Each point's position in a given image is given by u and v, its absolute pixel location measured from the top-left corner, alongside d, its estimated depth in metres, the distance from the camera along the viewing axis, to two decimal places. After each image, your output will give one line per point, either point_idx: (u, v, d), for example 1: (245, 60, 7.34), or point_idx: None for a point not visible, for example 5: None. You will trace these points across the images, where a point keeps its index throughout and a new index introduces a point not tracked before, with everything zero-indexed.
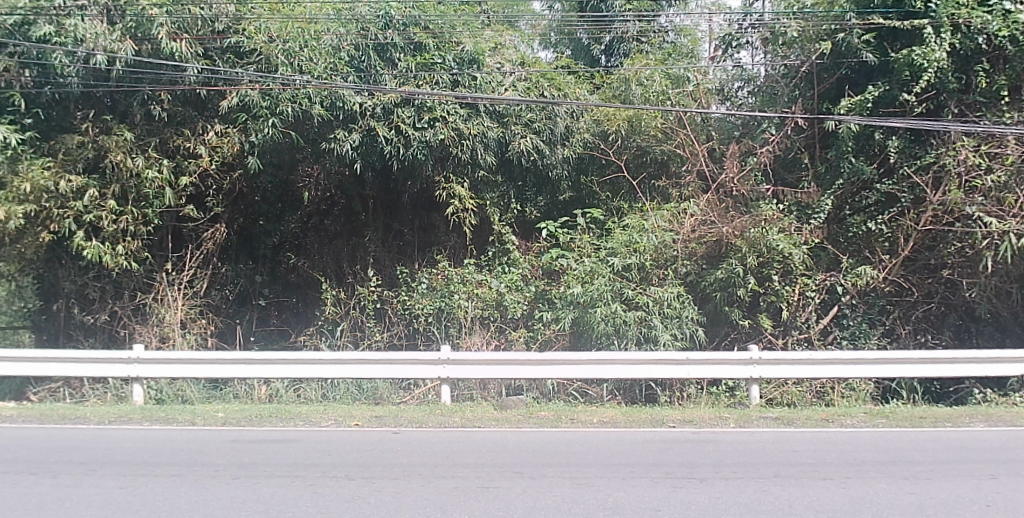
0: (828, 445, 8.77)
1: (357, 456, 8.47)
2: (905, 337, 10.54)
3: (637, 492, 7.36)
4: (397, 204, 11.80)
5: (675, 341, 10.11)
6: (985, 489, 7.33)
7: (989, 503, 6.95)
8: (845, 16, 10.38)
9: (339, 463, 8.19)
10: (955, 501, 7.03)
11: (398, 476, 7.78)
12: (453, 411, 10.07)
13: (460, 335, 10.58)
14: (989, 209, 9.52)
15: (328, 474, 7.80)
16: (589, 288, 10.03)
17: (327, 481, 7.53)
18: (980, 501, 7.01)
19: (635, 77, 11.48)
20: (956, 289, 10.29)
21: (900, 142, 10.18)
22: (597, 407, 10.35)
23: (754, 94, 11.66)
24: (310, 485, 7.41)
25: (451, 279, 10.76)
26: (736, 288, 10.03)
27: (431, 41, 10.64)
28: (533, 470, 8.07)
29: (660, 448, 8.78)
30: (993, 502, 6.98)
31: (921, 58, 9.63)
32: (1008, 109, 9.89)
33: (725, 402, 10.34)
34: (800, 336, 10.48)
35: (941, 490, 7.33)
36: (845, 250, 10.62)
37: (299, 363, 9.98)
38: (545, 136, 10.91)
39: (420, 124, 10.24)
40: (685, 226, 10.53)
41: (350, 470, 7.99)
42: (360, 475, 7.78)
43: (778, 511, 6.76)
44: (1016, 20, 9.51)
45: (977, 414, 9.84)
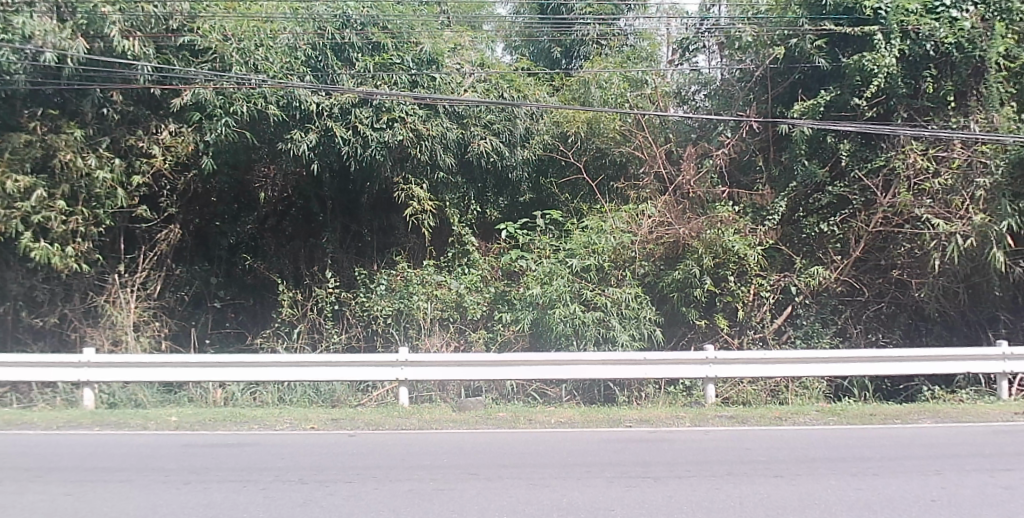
0: (780, 443, 8.94)
1: (312, 459, 8.43)
2: (856, 336, 10.65)
3: (592, 491, 7.41)
4: (355, 204, 11.73)
5: (633, 341, 10.16)
6: (931, 484, 7.52)
7: (934, 498, 7.11)
8: (798, 22, 10.62)
9: (294, 467, 8.09)
10: (901, 497, 7.19)
11: (353, 479, 7.71)
12: (411, 412, 10.03)
13: (419, 336, 10.52)
14: (937, 211, 9.80)
15: (282, 477, 7.71)
16: (548, 289, 10.07)
17: (280, 485, 7.44)
18: (926, 496, 7.18)
19: (594, 79, 11.45)
20: (905, 290, 10.48)
21: (851, 145, 10.45)
22: (556, 407, 10.39)
23: (710, 97, 11.75)
24: (263, 489, 7.31)
25: (411, 280, 10.71)
26: (693, 289, 10.16)
27: (390, 42, 10.58)
28: (489, 471, 8.10)
29: (616, 448, 8.87)
30: (938, 497, 7.15)
31: (871, 63, 9.87)
32: (955, 114, 10.20)
33: (681, 401, 10.42)
34: (755, 336, 10.52)
35: (888, 486, 7.50)
36: (799, 251, 10.80)
37: (255, 367, 9.86)
38: (504, 137, 10.94)
39: (378, 124, 10.18)
40: (643, 227, 10.61)
41: (304, 473, 7.90)
42: (314, 479, 7.71)
43: (730, 509, 6.84)
44: (963, 28, 9.82)
45: (926, 411, 10.08)
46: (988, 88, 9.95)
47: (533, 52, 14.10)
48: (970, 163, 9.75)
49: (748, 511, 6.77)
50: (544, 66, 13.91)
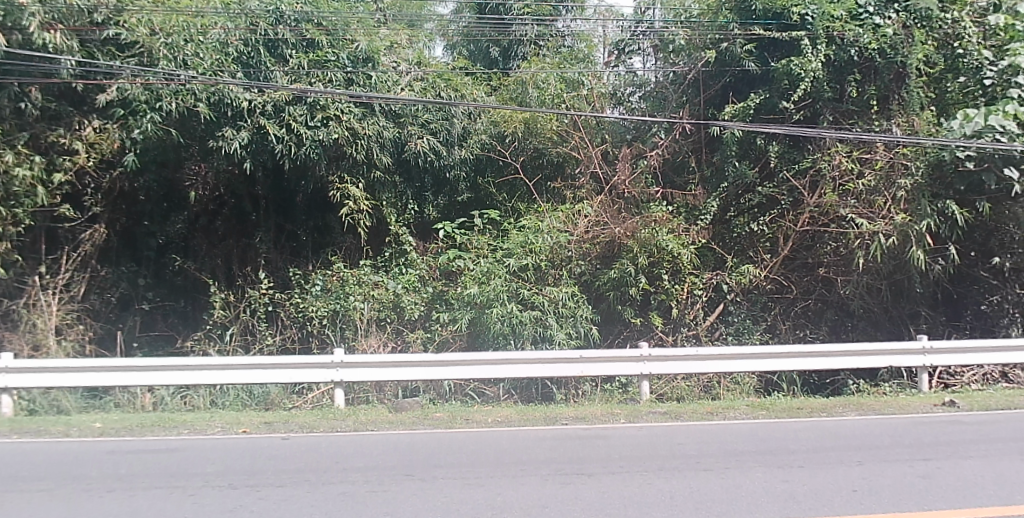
0: (711, 437, 9.16)
1: (243, 463, 8.26)
2: (784, 332, 10.93)
3: (527, 489, 7.44)
4: (289, 204, 11.53)
5: (570, 340, 10.24)
6: (853, 475, 7.80)
7: (856, 488, 7.37)
8: (728, 26, 10.88)
9: (224, 472, 7.91)
10: (826, 487, 7.43)
11: (285, 483, 7.57)
12: (347, 414, 9.93)
13: (356, 338, 10.37)
14: (860, 211, 10.17)
15: (211, 483, 7.52)
16: (485, 288, 10.08)
17: (210, 491, 7.27)
18: (849, 486, 7.43)
19: (531, 79, 11.42)
20: (831, 287, 10.78)
21: (779, 147, 10.73)
22: (493, 407, 10.38)
23: (644, 99, 11.90)
24: (192, 495, 7.13)
25: (347, 281, 10.62)
26: (628, 287, 10.33)
27: (324, 38, 10.49)
28: (425, 471, 8.06)
29: (552, 445, 8.95)
30: (860, 487, 7.41)
31: (800, 68, 10.16)
32: (878, 117, 10.55)
33: (618, 397, 10.54)
34: (688, 333, 10.68)
35: (813, 477, 7.74)
36: (730, 250, 10.99)
37: (186, 370, 9.65)
38: (441, 137, 10.94)
39: (313, 122, 10.03)
40: (579, 226, 10.75)
41: (234, 478, 7.73)
42: (245, 483, 7.55)
43: (661, 504, 6.96)
44: (885, 34, 10.14)
45: (850, 403, 10.43)
46: (909, 92, 10.34)
47: (470, 52, 13.76)
48: (892, 165, 10.16)
49: (680, 506, 6.89)
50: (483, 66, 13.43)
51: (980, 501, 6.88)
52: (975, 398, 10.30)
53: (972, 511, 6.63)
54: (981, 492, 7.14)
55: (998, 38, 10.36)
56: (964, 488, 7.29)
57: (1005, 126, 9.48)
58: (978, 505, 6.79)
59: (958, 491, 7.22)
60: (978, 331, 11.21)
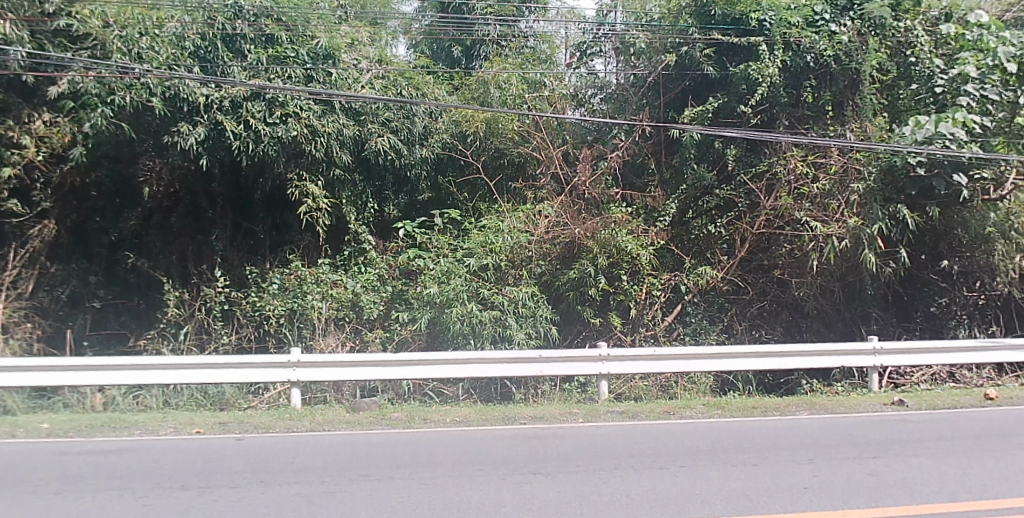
0: (667, 436, 9.27)
1: (196, 465, 8.11)
2: (740, 333, 11.08)
3: (484, 489, 7.44)
4: (247, 201, 11.35)
5: (529, 340, 10.27)
6: (804, 473, 7.95)
7: (807, 486, 7.52)
8: (688, 30, 11.05)
9: (176, 473, 7.77)
10: (777, 485, 7.56)
11: (238, 485, 7.47)
12: (303, 414, 9.83)
13: (314, 337, 10.31)
14: (816, 215, 10.32)
15: (162, 485, 7.38)
16: (445, 288, 10.06)
17: (160, 493, 7.13)
18: (800, 484, 7.57)
19: (493, 80, 11.42)
20: (786, 289, 10.95)
21: (737, 151, 10.82)
22: (452, 407, 10.36)
23: (605, 101, 11.99)
24: (142, 497, 7.00)
25: (304, 279, 10.53)
26: (587, 288, 10.40)
27: (284, 34, 10.38)
28: (381, 472, 8.01)
29: (509, 445, 8.97)
30: (810, 485, 7.56)
31: (757, 73, 10.33)
32: (833, 123, 10.66)
33: (576, 397, 10.60)
34: (646, 333, 10.80)
35: (764, 475, 7.88)
36: (689, 251, 11.11)
37: (139, 370, 9.46)
38: (402, 135, 10.92)
39: (271, 119, 9.90)
40: (540, 227, 10.80)
41: (186, 480, 7.60)
42: (197, 485, 7.43)
43: (616, 502, 7.02)
44: (840, 41, 10.30)
45: (803, 403, 10.63)
46: (862, 99, 10.54)
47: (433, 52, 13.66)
48: (846, 170, 10.36)
49: (634, 504, 6.96)
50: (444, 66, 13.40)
51: (925, 498, 7.06)
52: (923, 398, 10.58)
53: (917, 507, 6.80)
54: (927, 490, 7.33)
55: (948, 47, 10.67)
56: (911, 486, 7.47)
57: (954, 133, 9.72)
58: (922, 502, 6.97)
59: (904, 488, 7.40)
60: (928, 332, 11.49)
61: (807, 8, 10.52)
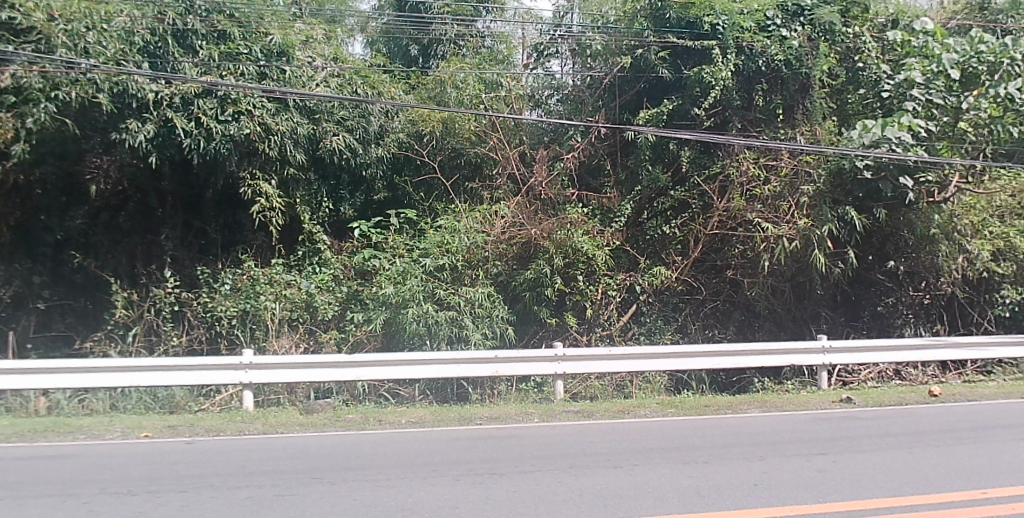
0: (621, 435, 9.36)
1: (144, 469, 7.94)
2: (695, 332, 11.23)
3: (438, 490, 7.42)
4: (198, 200, 11.12)
5: (486, 340, 10.28)
6: (754, 470, 8.09)
7: (756, 483, 7.65)
8: (643, 33, 11.14)
9: (122, 478, 7.61)
10: (728, 482, 7.68)
11: (187, 489, 7.34)
12: (255, 417, 9.72)
13: (266, 339, 10.18)
14: (766, 216, 10.50)
15: (107, 490, 7.22)
16: (401, 288, 10.00)
17: (105, 498, 6.97)
18: (750, 481, 7.70)
19: (450, 79, 11.33)
20: (738, 289, 11.14)
21: (691, 153, 10.98)
22: (407, 408, 10.33)
23: (562, 102, 12.07)
24: (85, 503, 6.83)
25: (258, 279, 10.42)
26: (544, 288, 10.45)
27: (236, 30, 10.24)
28: (334, 474, 7.94)
29: (464, 446, 8.96)
30: (760, 481, 7.69)
31: (710, 76, 10.50)
32: (784, 125, 10.90)
33: (532, 397, 10.64)
34: (602, 333, 10.88)
35: (716, 473, 7.99)
36: (644, 251, 11.26)
37: (86, 372, 9.23)
38: (358, 134, 10.91)
39: (223, 116, 9.71)
40: (496, 227, 10.81)
41: (134, 484, 7.43)
42: (144, 489, 7.28)
43: (569, 501, 7.06)
44: (791, 46, 10.45)
45: (755, 401, 10.83)
46: (812, 103, 10.76)
47: (389, 51, 13.44)
48: (796, 172, 10.57)
49: (589, 503, 7.00)
50: (400, 64, 13.12)
51: (870, 493, 7.23)
52: (870, 395, 10.84)
53: (864, 502, 6.96)
54: (872, 485, 7.51)
55: (894, 52, 10.90)
56: (857, 481, 7.65)
57: (899, 137, 9.90)
58: (869, 497, 7.13)
59: (852, 484, 7.57)
60: (875, 331, 11.82)
61: (759, 13, 10.72)
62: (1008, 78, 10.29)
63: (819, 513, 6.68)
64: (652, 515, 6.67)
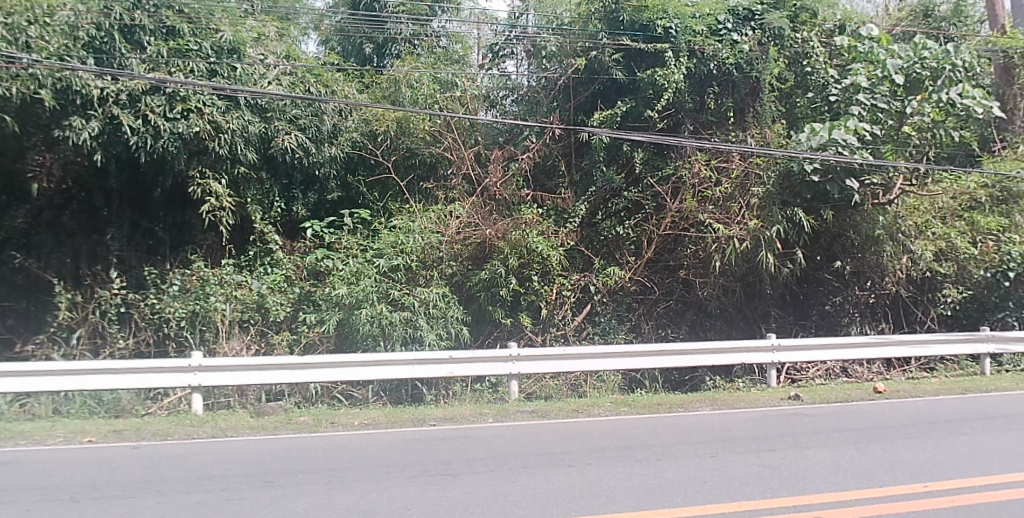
0: (575, 434, 9.42)
1: (87, 475, 7.72)
2: (648, 332, 11.37)
3: (391, 492, 7.38)
4: (146, 199, 10.89)
5: (440, 341, 10.25)
6: (704, 467, 8.20)
7: (707, 479, 7.74)
8: (597, 35, 11.29)
9: (65, 485, 7.40)
10: (679, 480, 7.76)
11: (132, 494, 7.17)
12: (204, 420, 9.56)
13: (217, 341, 9.99)
14: (717, 217, 10.67)
15: (49, 497, 7.03)
16: (355, 289, 9.94)
17: (46, 506, 6.78)
18: (701, 478, 7.79)
19: (404, 78, 11.28)
20: (691, 288, 11.30)
21: (644, 154, 11.22)
22: (360, 409, 10.27)
23: (517, 103, 12.16)
24: (25, 511, 6.63)
25: (207, 280, 10.23)
26: (499, 288, 10.48)
27: (186, 26, 10.05)
28: (285, 477, 7.84)
29: (418, 447, 8.92)
30: (710, 478, 7.79)
31: (662, 79, 10.62)
32: (734, 128, 11.11)
33: (487, 397, 10.67)
34: (557, 333, 10.94)
35: (667, 470, 8.08)
36: (598, 251, 11.37)
37: (28, 376, 8.97)
38: (310, 133, 10.74)
39: (171, 114, 9.53)
40: (451, 228, 10.81)
41: (77, 491, 7.24)
42: (88, 496, 7.11)
43: (522, 500, 7.08)
44: (742, 50, 10.69)
45: (706, 399, 11.01)
46: (762, 106, 10.98)
47: (344, 48, 13.22)
48: (746, 174, 10.77)
49: (542, 502, 7.01)
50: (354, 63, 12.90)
51: (818, 488, 7.37)
52: (817, 392, 11.11)
53: (811, 497, 7.09)
54: (819, 479, 7.66)
55: (841, 58, 11.18)
56: (805, 475, 7.80)
57: (846, 140, 10.09)
58: (816, 491, 7.27)
59: (799, 478, 7.72)
60: (823, 329, 12.10)
61: (711, 17, 10.92)
62: (950, 84, 10.54)
63: (767, 508, 6.79)
64: (604, 513, 6.71)
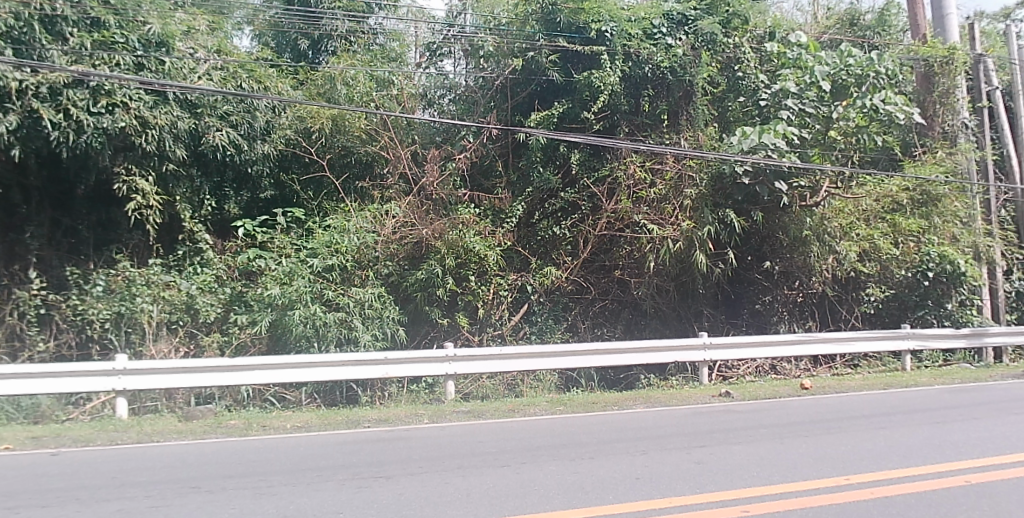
0: (511, 434, 9.47)
1: (2, 485, 7.39)
2: (584, 331, 11.54)
3: (322, 495, 7.28)
4: (68, 196, 10.52)
5: (376, 342, 10.17)
6: (636, 464, 8.33)
7: (639, 476, 7.85)
8: (535, 36, 11.32)
9: None
10: (611, 477, 7.85)
11: (49, 503, 6.91)
12: (129, 425, 9.29)
13: (143, 343, 9.78)
14: (652, 217, 10.86)
15: None
16: (287, 289, 9.71)
17: None
18: (632, 475, 7.90)
19: (340, 76, 11.21)
20: (625, 288, 11.49)
21: (580, 155, 11.29)
22: (293, 412, 10.15)
23: (454, 102, 12.19)
24: None
25: (133, 281, 9.97)
26: (435, 288, 10.46)
27: (112, 18, 9.63)
28: (212, 482, 7.65)
29: (352, 449, 8.83)
30: (641, 475, 7.91)
31: (599, 81, 10.75)
32: (668, 131, 11.31)
33: (423, 398, 10.66)
34: (494, 333, 11.01)
35: (599, 468, 8.17)
36: (535, 251, 11.48)
37: None
38: (242, 130, 10.54)
39: (95, 108, 9.16)
40: (387, 227, 10.77)
41: None
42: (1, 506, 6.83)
43: (455, 501, 7.07)
44: (675, 54, 10.89)
45: (640, 397, 11.20)
46: (695, 109, 11.25)
47: (277, 44, 12.92)
48: (680, 177, 10.91)
49: (474, 503, 7.01)
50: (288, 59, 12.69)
51: (746, 482, 7.53)
52: (747, 389, 11.42)
53: (739, 491, 7.23)
54: (747, 474, 7.83)
55: (772, 63, 11.38)
56: (733, 471, 7.98)
57: (775, 144, 10.34)
58: (744, 486, 7.42)
59: (727, 473, 7.90)
60: (754, 328, 12.43)
61: (646, 21, 11.05)
62: (873, 90, 10.96)
63: (697, 503, 6.90)
64: (536, 512, 6.73)
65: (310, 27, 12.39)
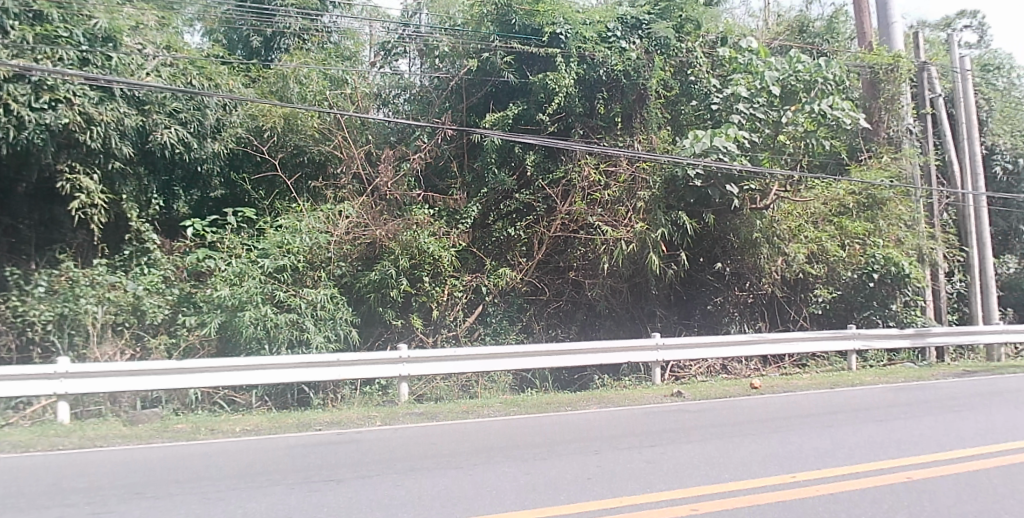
0: (464, 435, 9.49)
1: None
2: (538, 332, 11.62)
3: (271, 499, 7.20)
4: (7, 194, 10.16)
5: (328, 343, 10.10)
6: (588, 464, 8.40)
7: (590, 476, 7.92)
8: (490, 38, 11.36)
9: None
10: (563, 477, 7.91)
11: None
12: (71, 430, 9.06)
13: (87, 345, 9.53)
14: (605, 219, 10.97)
15: None
16: (238, 290, 9.59)
17: None
18: (584, 475, 7.97)
19: (293, 75, 11.07)
20: (580, 289, 11.61)
21: (534, 157, 11.37)
22: (243, 415, 10.02)
23: (409, 101, 12.19)
24: None
25: (77, 282, 9.71)
26: (389, 289, 10.41)
27: (55, 12, 9.42)
28: (158, 488, 7.50)
29: (303, 452, 8.75)
30: (593, 475, 7.97)
31: (553, 83, 10.86)
32: (622, 133, 11.42)
33: (375, 400, 10.63)
34: (447, 334, 11.07)
35: (551, 469, 8.22)
36: (490, 252, 11.54)
37: None
38: (192, 128, 10.34)
39: (37, 104, 8.85)
40: (340, 227, 10.68)
41: None
42: None
43: (406, 504, 7.05)
44: (629, 58, 11.05)
45: (593, 397, 11.32)
46: (648, 113, 11.40)
47: (229, 41, 12.79)
48: (634, 178, 11.01)
49: (425, 505, 7.00)
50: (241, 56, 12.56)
51: (696, 481, 7.64)
52: (699, 389, 11.60)
53: (688, 490, 7.34)
54: (695, 473, 7.96)
55: (723, 68, 11.73)
56: (682, 470, 8.11)
57: (726, 147, 10.45)
58: (692, 484, 7.53)
59: (677, 473, 8.01)
60: (705, 329, 12.69)
61: (600, 24, 11.19)
62: (821, 96, 11.10)
63: (646, 503, 6.97)
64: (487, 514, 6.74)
65: (264, 23, 12.31)
